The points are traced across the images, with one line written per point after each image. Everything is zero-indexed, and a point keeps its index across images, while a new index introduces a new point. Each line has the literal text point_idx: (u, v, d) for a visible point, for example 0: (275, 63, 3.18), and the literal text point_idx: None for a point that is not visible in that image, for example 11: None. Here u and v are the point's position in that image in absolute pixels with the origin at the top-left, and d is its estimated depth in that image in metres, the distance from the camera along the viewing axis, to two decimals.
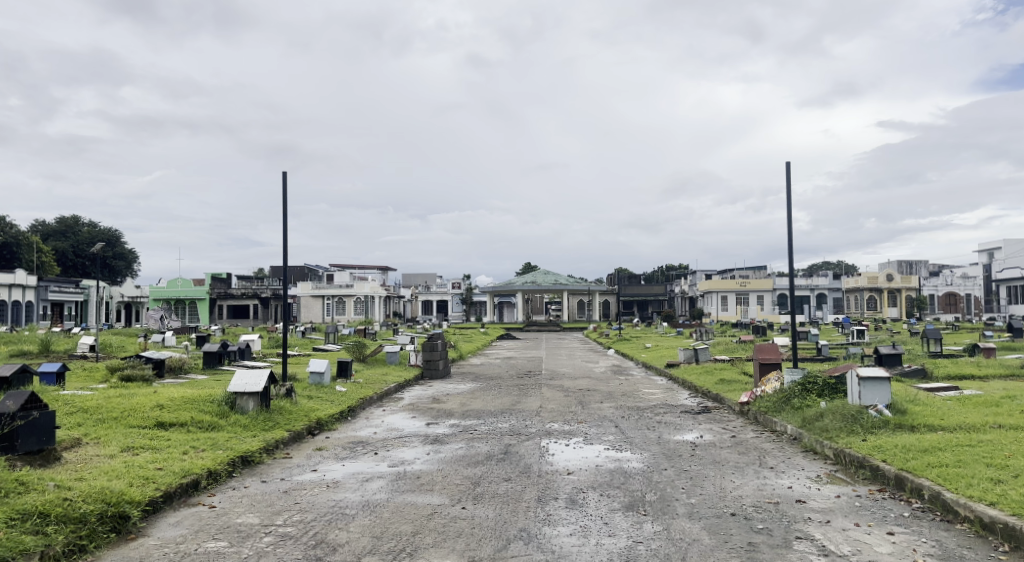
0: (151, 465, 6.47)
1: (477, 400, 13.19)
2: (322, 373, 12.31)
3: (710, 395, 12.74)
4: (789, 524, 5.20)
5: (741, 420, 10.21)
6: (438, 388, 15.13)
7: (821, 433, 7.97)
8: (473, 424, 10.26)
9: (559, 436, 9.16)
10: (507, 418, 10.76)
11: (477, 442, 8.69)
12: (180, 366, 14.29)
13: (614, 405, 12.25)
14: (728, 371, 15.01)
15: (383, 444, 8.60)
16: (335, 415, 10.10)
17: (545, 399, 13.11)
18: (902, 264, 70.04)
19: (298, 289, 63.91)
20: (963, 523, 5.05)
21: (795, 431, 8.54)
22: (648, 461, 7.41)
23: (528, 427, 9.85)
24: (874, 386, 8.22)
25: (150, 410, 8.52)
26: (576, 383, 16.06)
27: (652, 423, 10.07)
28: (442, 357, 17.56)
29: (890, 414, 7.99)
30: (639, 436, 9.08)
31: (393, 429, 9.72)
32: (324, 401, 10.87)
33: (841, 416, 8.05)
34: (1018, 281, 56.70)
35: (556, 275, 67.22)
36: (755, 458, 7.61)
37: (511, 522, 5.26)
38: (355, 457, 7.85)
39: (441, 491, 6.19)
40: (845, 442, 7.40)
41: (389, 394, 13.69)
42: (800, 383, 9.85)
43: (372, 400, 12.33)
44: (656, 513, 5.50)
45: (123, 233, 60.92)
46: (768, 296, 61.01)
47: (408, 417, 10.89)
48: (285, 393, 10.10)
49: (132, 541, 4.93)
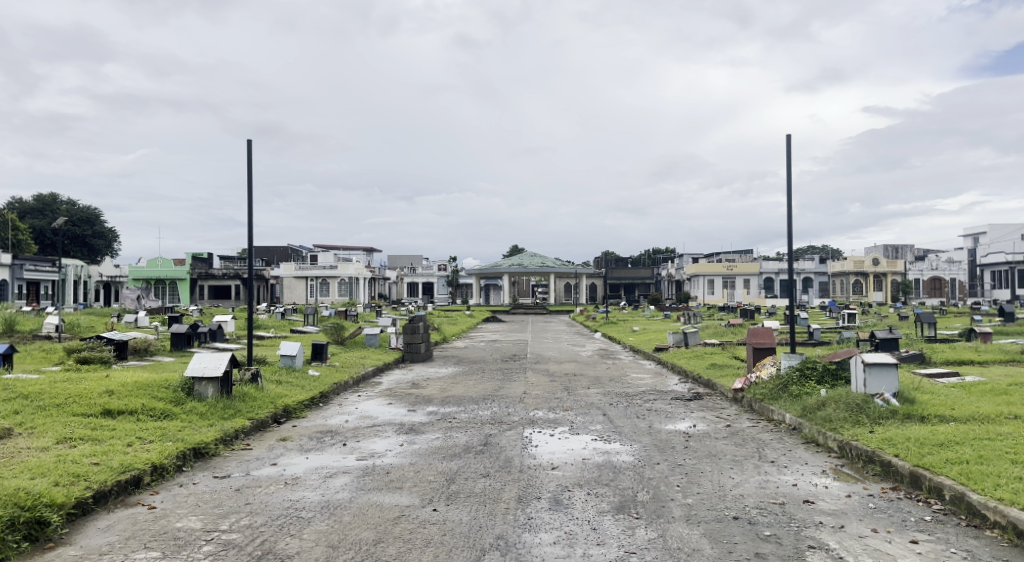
0: (87, 460, 5.81)
1: (458, 385, 12.57)
2: (293, 357, 11.63)
3: (701, 382, 12.18)
4: (797, 529, 4.63)
5: (735, 407, 9.69)
6: (419, 373, 14.50)
7: (824, 424, 7.42)
8: (452, 411, 9.63)
9: (542, 425, 8.56)
10: (489, 405, 10.17)
11: (455, 433, 8.04)
12: (144, 348, 13.57)
13: (601, 390, 11.69)
14: (719, 355, 14.53)
15: (353, 435, 7.95)
16: (304, 402, 9.45)
17: (529, 384, 12.55)
18: (889, 249, 69.92)
19: (281, 270, 62.89)
20: (992, 529, 4.52)
21: (794, 421, 8.00)
22: (639, 455, 6.83)
23: (510, 415, 9.25)
24: (881, 372, 7.65)
25: (99, 396, 7.84)
26: (562, 367, 15.53)
27: (642, 411, 9.50)
28: (423, 340, 16.97)
29: (897, 404, 7.47)
30: (628, 425, 8.49)
31: (367, 417, 9.09)
32: (294, 387, 10.20)
33: (845, 405, 7.51)
34: (1003, 266, 57.30)
35: (542, 258, 66.76)
36: (754, 451, 7.07)
37: (488, 528, 4.66)
38: (320, 450, 7.20)
39: (412, 490, 5.56)
40: (851, 433, 6.88)
41: (366, 378, 13.07)
42: (798, 369, 9.33)
43: (346, 385, 11.68)
44: (649, 517, 4.91)
45: (102, 211, 59.52)
46: (754, 280, 60.76)
47: (384, 403, 10.27)
48: (250, 377, 9.42)
49: (48, 552, 4.32)
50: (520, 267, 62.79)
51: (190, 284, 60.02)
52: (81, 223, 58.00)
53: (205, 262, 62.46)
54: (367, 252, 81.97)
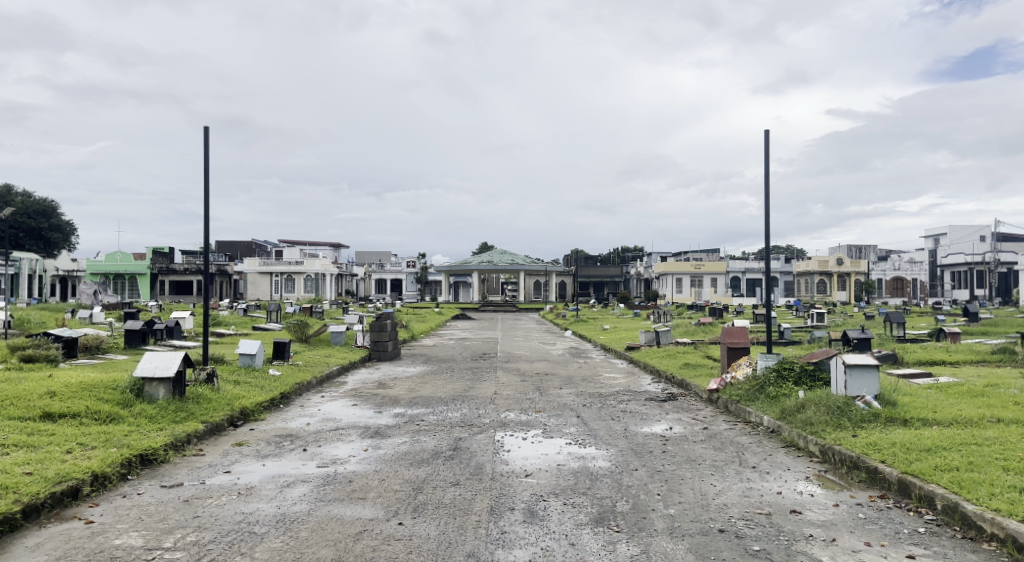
0: (19, 469, 5.29)
1: (426, 385, 12.16)
2: (253, 355, 11.11)
3: (675, 381, 11.97)
4: (787, 543, 4.37)
5: (710, 408, 9.46)
6: (386, 372, 14.04)
7: (804, 427, 7.20)
8: (419, 413, 9.23)
9: (515, 428, 8.21)
10: (458, 406, 9.79)
11: (422, 436, 7.65)
12: (95, 346, 12.90)
13: (574, 391, 11.39)
14: (692, 355, 14.35)
15: (314, 439, 7.50)
16: (263, 403, 8.98)
17: (500, 385, 12.20)
18: (853, 249, 71.04)
19: (246, 265, 61.53)
20: (989, 543, 4.31)
21: (772, 423, 7.79)
22: (616, 460, 6.52)
23: (481, 418, 8.87)
24: (862, 374, 7.48)
25: (38, 398, 7.27)
26: (533, 366, 15.20)
27: (617, 412, 9.22)
28: (391, 338, 16.51)
29: (879, 407, 7.30)
30: (603, 428, 8.19)
31: (330, 419, 8.65)
32: (253, 388, 9.70)
33: (827, 408, 7.31)
34: (962, 266, 58.68)
35: (512, 256, 66.48)
36: (733, 456, 6.81)
37: (458, 545, 4.30)
38: (278, 456, 6.75)
39: (376, 501, 5.18)
40: (833, 438, 6.67)
41: (330, 377, 12.58)
42: (775, 370, 9.13)
43: (310, 385, 11.20)
44: (630, 531, 4.60)
45: (59, 203, 57.53)
46: (721, 279, 61.21)
47: (348, 404, 9.83)
48: (206, 378, 8.91)
49: None
50: (489, 265, 62.37)
51: (151, 279, 58.37)
52: (37, 215, 55.97)
53: (166, 256, 60.81)
54: (335, 248, 80.82)
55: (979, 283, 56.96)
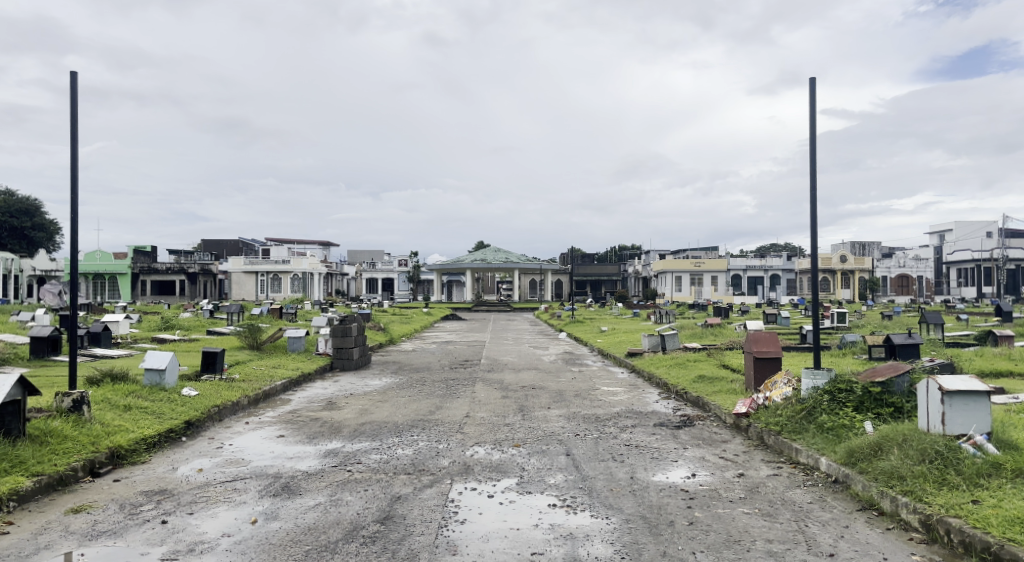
0: None
1: (383, 406, 9.87)
2: (161, 372, 8.83)
3: (689, 399, 9.73)
4: None
5: (739, 440, 7.27)
6: (343, 386, 11.79)
7: (890, 482, 5.02)
8: (358, 450, 6.98)
9: (481, 476, 5.96)
10: (413, 439, 7.55)
11: (346, 494, 5.40)
12: None
13: (563, 412, 9.15)
14: (705, 364, 12.18)
15: (192, 500, 5.28)
16: (148, 439, 6.69)
17: (476, 403, 9.99)
18: (856, 246, 68.84)
19: (230, 264, 59.11)
20: None
21: (839, 471, 5.58)
22: (619, 544, 4.30)
23: (437, 458, 6.62)
24: (967, 404, 5.29)
25: None
26: (519, 377, 12.99)
27: (620, 449, 6.97)
28: (356, 344, 14.27)
29: (994, 451, 5.13)
30: (601, 476, 5.94)
31: (233, 462, 6.41)
32: (145, 415, 7.44)
33: (919, 455, 5.11)
34: (971, 264, 56.73)
35: (507, 255, 64.40)
36: (794, 532, 4.57)
37: None
38: (116, 536, 4.49)
39: None
40: (945, 504, 4.48)
41: (270, 394, 10.32)
42: (827, 390, 6.96)
43: (234, 407, 8.92)
44: None
45: (42, 202, 55.15)
46: (722, 276, 59.08)
47: (271, 437, 7.56)
48: (70, 407, 6.68)
49: None
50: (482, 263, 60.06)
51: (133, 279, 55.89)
52: (20, 214, 53.64)
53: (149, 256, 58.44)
54: (326, 247, 78.54)
55: (986, 280, 55.05)
